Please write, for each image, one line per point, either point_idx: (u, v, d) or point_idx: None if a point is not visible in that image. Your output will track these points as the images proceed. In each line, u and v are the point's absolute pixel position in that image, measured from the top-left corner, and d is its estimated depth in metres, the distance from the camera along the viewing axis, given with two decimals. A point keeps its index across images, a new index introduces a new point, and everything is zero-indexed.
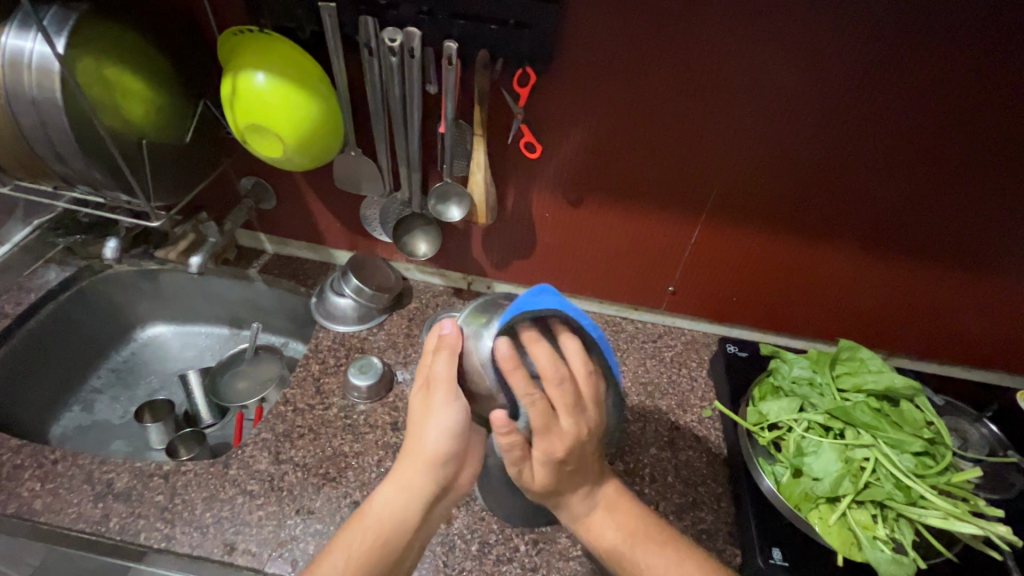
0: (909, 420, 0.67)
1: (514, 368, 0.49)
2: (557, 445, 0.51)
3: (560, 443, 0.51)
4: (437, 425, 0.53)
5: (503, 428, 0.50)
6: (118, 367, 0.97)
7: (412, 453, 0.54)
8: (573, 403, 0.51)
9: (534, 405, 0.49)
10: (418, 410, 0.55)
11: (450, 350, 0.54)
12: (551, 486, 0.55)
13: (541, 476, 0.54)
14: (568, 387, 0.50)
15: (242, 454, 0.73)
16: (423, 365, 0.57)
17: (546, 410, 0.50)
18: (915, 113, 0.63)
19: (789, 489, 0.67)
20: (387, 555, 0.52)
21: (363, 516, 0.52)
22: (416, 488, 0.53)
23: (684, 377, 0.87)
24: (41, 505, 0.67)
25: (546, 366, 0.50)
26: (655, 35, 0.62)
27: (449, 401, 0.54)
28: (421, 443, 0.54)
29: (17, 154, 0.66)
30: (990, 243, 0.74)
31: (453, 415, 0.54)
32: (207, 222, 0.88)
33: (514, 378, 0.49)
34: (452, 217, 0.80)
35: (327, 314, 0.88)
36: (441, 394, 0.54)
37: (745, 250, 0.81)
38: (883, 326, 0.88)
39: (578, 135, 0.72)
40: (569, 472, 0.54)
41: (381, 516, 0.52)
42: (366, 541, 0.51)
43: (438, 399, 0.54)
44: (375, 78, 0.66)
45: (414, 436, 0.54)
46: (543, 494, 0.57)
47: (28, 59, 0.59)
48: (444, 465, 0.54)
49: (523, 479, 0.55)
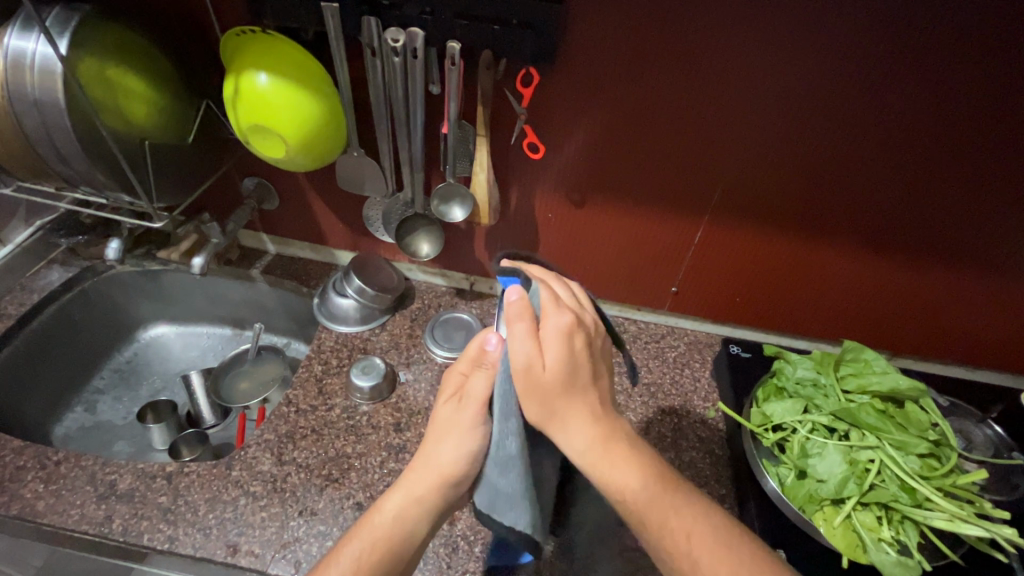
0: (914, 421, 0.66)
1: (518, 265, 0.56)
2: (568, 313, 0.50)
3: (567, 311, 0.50)
4: (459, 445, 0.53)
5: (516, 295, 0.50)
6: (121, 368, 0.97)
7: (428, 468, 0.54)
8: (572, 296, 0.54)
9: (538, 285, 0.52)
10: (444, 422, 0.55)
11: (491, 370, 0.54)
12: (565, 371, 0.48)
13: (554, 355, 0.48)
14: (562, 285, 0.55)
15: (244, 455, 0.73)
16: (455, 372, 0.56)
17: (551, 291, 0.53)
18: (920, 112, 0.63)
19: (793, 491, 0.66)
20: (396, 564, 0.52)
21: (372, 516, 0.53)
22: (427, 503, 0.54)
23: (686, 378, 0.86)
24: (44, 507, 0.67)
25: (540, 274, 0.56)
26: (658, 35, 0.62)
27: (475, 425, 0.53)
28: (439, 458, 0.53)
29: (19, 155, 0.66)
30: (995, 242, 0.73)
31: (473, 442, 0.54)
32: (211, 224, 0.86)
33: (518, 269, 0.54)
34: (454, 218, 0.80)
35: (330, 314, 0.88)
36: (472, 413, 0.53)
37: (748, 250, 0.81)
38: (886, 326, 0.88)
39: (581, 135, 0.72)
40: (579, 357, 0.49)
41: (390, 525, 0.52)
42: (376, 551, 0.51)
43: (467, 417, 0.53)
44: (378, 78, 0.65)
45: (433, 448, 0.54)
46: (555, 386, 0.47)
47: (30, 60, 0.59)
48: (453, 489, 0.54)
49: (533, 366, 0.47)
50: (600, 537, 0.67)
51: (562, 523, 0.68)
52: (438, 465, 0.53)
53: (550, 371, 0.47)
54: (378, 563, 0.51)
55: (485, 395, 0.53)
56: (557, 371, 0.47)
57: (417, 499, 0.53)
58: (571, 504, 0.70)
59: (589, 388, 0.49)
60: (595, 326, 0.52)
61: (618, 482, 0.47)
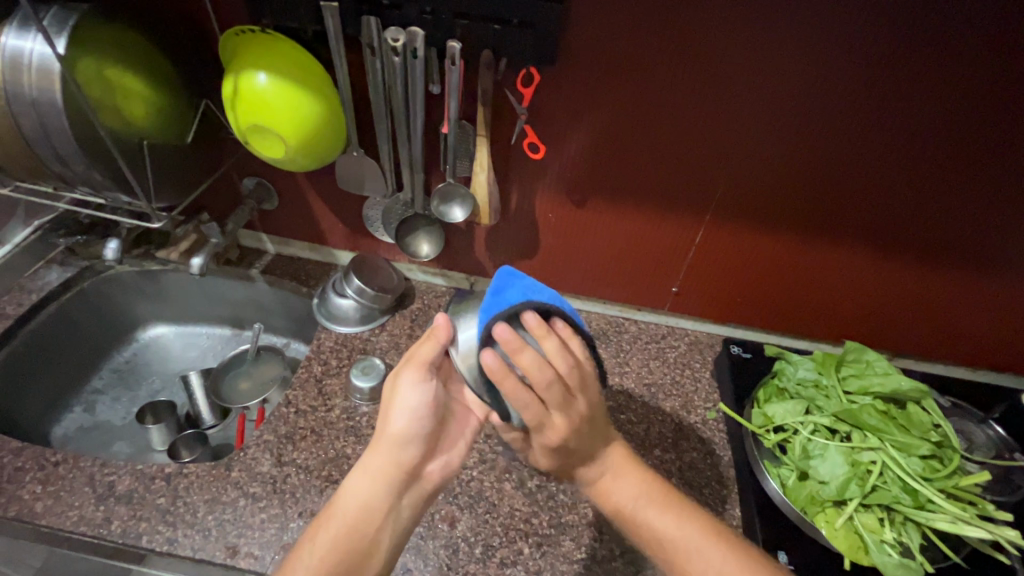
0: (917, 423, 0.66)
1: (507, 378, 0.48)
2: (552, 438, 0.52)
3: (555, 435, 0.51)
4: (403, 406, 0.54)
5: None
6: (120, 368, 0.96)
7: (379, 435, 0.54)
8: (566, 397, 0.50)
9: (527, 409, 0.49)
10: (388, 391, 0.56)
11: (436, 340, 0.56)
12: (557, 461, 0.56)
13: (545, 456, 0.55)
14: (556, 386, 0.49)
15: (244, 456, 0.72)
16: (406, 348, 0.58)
17: (539, 410, 0.49)
18: (924, 111, 0.62)
19: (795, 492, 0.66)
20: (361, 546, 0.50)
21: (337, 500, 0.52)
22: (381, 476, 0.52)
23: (688, 378, 0.86)
24: (42, 508, 0.67)
25: (540, 371, 0.47)
26: (660, 36, 0.61)
27: (418, 381, 0.55)
28: (388, 423, 0.54)
29: (17, 155, 0.65)
30: (998, 242, 0.73)
31: (418, 395, 0.55)
32: (209, 224, 0.86)
33: (508, 390, 0.48)
34: (455, 218, 0.80)
35: (330, 314, 0.88)
36: (411, 374, 0.55)
37: (749, 249, 0.81)
38: (887, 326, 0.87)
39: (581, 134, 0.72)
40: (568, 453, 0.54)
41: (350, 500, 0.52)
42: (340, 529, 0.50)
43: (408, 379, 0.55)
44: (378, 78, 0.65)
45: (383, 414, 0.56)
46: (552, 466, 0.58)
47: (28, 59, 0.58)
48: (409, 450, 0.54)
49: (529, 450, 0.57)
50: (601, 537, 0.67)
51: (562, 525, 0.68)
52: (385, 431, 0.54)
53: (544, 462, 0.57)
54: (341, 540, 0.50)
55: (429, 358, 0.56)
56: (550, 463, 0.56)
57: (375, 474, 0.52)
58: (572, 505, 0.70)
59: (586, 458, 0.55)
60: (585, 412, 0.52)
61: (608, 495, 0.56)
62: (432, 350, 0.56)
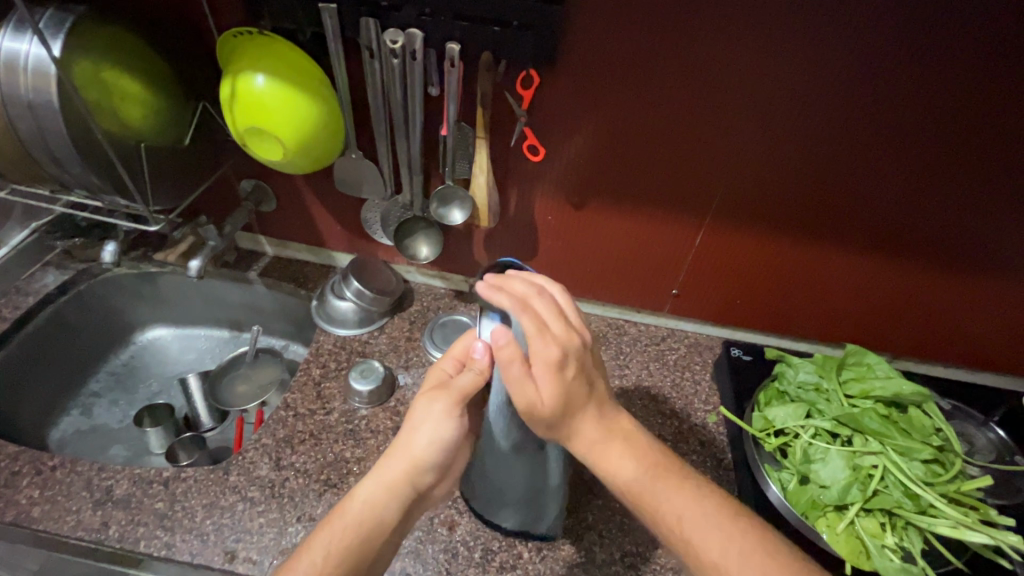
0: (918, 427, 0.66)
1: (497, 291, 0.56)
2: (553, 346, 0.52)
3: (554, 344, 0.52)
4: (432, 433, 0.55)
5: (503, 341, 0.52)
6: (117, 371, 0.96)
7: (401, 451, 0.55)
8: (560, 314, 0.55)
9: (524, 311, 0.54)
10: (419, 409, 0.57)
11: (480, 373, 0.57)
12: (563, 405, 0.51)
13: (548, 390, 0.51)
14: (549, 299, 0.56)
15: (242, 460, 0.72)
16: (439, 370, 0.59)
17: (534, 317, 0.54)
18: (924, 113, 0.62)
19: (795, 496, 0.66)
20: (369, 554, 0.51)
21: (344, 505, 0.52)
22: (396, 492, 0.54)
23: (687, 381, 0.86)
24: (39, 513, 0.66)
25: (524, 286, 0.57)
26: (659, 37, 0.61)
27: (451, 414, 0.56)
28: (413, 442, 0.55)
29: (13, 157, 0.65)
30: (998, 244, 0.73)
31: (447, 429, 0.56)
32: (207, 227, 0.86)
33: (498, 293, 0.55)
34: (454, 221, 0.79)
35: (328, 317, 0.88)
36: (447, 404, 0.56)
37: (749, 252, 0.81)
38: (888, 328, 0.87)
39: (581, 136, 0.71)
40: (573, 386, 0.52)
41: (367, 506, 0.52)
42: (349, 536, 0.50)
43: (442, 407, 0.56)
44: (376, 80, 0.65)
45: (408, 431, 0.56)
46: (558, 417, 0.51)
47: (24, 62, 0.58)
48: (423, 475, 0.56)
49: (534, 404, 0.51)
50: (601, 542, 0.67)
51: (562, 529, 0.68)
52: (409, 450, 0.55)
53: (550, 408, 0.51)
54: (351, 549, 0.50)
55: (468, 391, 0.56)
56: (557, 405, 0.51)
57: (391, 486, 0.53)
58: (573, 511, 0.69)
59: (589, 399, 0.53)
60: (582, 339, 0.55)
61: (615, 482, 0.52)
62: (472, 382, 0.57)
